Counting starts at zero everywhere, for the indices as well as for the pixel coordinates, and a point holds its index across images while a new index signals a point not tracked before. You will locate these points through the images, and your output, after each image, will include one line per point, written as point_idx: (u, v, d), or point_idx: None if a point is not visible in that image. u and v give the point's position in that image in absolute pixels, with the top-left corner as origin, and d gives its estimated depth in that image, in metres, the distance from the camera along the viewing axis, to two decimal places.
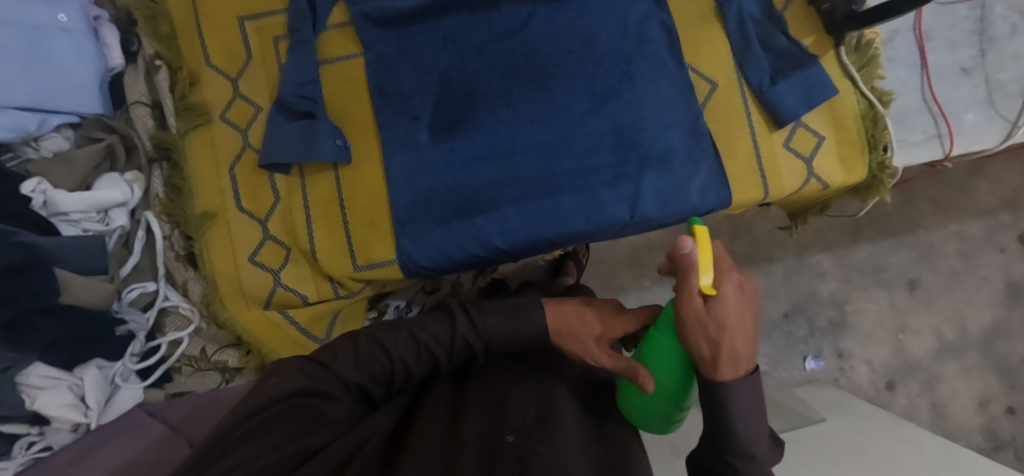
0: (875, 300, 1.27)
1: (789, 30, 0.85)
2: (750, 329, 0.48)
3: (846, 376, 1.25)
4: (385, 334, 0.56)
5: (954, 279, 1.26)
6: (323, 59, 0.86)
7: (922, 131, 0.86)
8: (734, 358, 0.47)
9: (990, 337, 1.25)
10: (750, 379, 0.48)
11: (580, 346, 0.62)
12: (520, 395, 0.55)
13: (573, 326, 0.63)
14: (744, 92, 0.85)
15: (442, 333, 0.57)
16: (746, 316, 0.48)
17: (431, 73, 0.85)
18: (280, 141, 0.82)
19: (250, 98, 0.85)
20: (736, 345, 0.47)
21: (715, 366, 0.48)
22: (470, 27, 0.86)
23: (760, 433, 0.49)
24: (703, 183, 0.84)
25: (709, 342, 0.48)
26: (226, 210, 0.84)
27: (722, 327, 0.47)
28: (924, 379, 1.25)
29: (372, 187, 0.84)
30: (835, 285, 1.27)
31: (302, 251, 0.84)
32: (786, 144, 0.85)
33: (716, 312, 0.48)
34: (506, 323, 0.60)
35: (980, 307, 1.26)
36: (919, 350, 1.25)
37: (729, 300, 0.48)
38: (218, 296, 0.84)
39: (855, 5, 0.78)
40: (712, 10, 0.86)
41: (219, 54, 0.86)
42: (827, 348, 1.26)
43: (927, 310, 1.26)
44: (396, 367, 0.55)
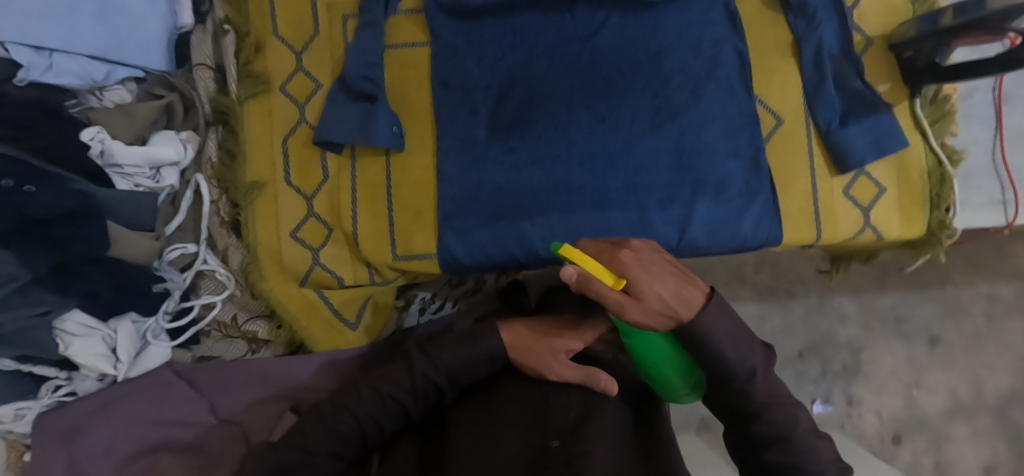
0: (893, 351, 1.25)
1: (866, 74, 0.83)
2: (671, 277, 0.57)
3: (852, 424, 1.23)
4: (347, 395, 0.61)
5: (977, 340, 1.23)
6: (389, 43, 0.85)
7: (987, 194, 0.84)
8: (686, 302, 0.57)
9: (1005, 403, 1.21)
10: (716, 304, 0.58)
11: (538, 359, 0.65)
12: (554, 398, 0.64)
13: (527, 341, 0.67)
14: (811, 130, 0.83)
15: (404, 377, 0.62)
16: (663, 265, 0.56)
17: (496, 68, 0.84)
18: (339, 121, 0.82)
19: (312, 73, 0.85)
20: (675, 291, 0.56)
21: (685, 317, 0.57)
22: (542, 29, 0.84)
23: (750, 353, 0.61)
24: (756, 218, 0.82)
25: (660, 311, 0.56)
26: (275, 182, 0.83)
27: (659, 296, 0.55)
28: (932, 438, 1.22)
29: (421, 177, 0.84)
30: (854, 331, 1.25)
31: (344, 233, 0.84)
32: (845, 190, 0.83)
33: (644, 292, 0.54)
34: (461, 355, 0.63)
35: (999, 372, 1.22)
36: (930, 407, 1.23)
37: (643, 274, 0.54)
38: (257, 267, 0.82)
39: (940, 57, 0.76)
40: (790, 43, 0.83)
41: (286, 23, 0.85)
42: (837, 392, 1.24)
43: (944, 369, 1.23)
44: (366, 425, 0.60)
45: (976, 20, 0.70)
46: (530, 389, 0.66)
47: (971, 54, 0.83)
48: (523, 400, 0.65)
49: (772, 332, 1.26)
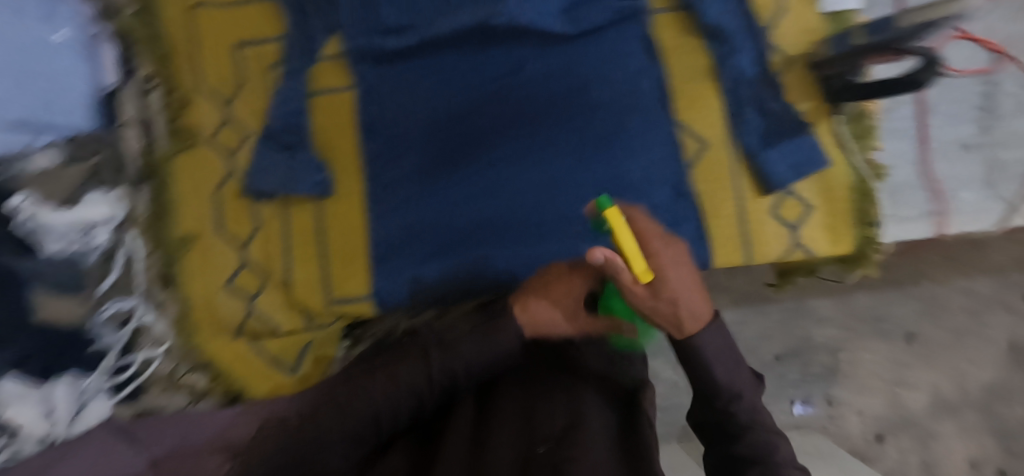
0: (873, 350, 1.24)
1: (786, 94, 0.82)
2: (693, 290, 0.55)
3: (836, 425, 1.22)
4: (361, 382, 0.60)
5: (958, 336, 1.22)
6: (311, 90, 0.85)
7: (915, 207, 0.84)
8: (692, 312, 0.57)
9: (989, 398, 1.20)
10: (715, 328, 0.60)
11: (564, 330, 0.63)
12: (542, 405, 0.59)
13: (553, 321, 0.63)
14: (735, 152, 0.83)
15: (411, 375, 0.60)
16: (690, 276, 0.55)
17: (422, 110, 0.84)
18: (270, 170, 0.84)
19: (240, 124, 0.86)
20: (689, 304, 0.56)
21: (684, 329, 0.58)
22: (468, 66, 0.84)
23: (738, 376, 0.62)
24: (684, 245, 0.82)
25: (664, 313, 0.57)
26: (205, 234, 0.83)
27: (671, 300, 0.55)
28: (918, 435, 1.20)
29: (350, 220, 0.84)
30: (831, 332, 1.24)
31: (278, 281, 0.84)
32: (772, 210, 0.83)
33: (663, 293, 0.54)
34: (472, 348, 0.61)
35: (982, 365, 1.20)
36: (913, 405, 1.21)
37: (669, 277, 0.53)
38: (190, 321, 0.83)
39: (854, 75, 0.78)
40: (708, 69, 0.84)
41: (211, 77, 0.86)
42: (816, 394, 1.23)
43: (926, 365, 1.22)
44: (378, 416, 0.58)
45: (880, 40, 0.71)
46: (533, 393, 0.62)
47: (893, 69, 0.82)
48: (520, 407, 0.60)
49: (749, 338, 1.25)
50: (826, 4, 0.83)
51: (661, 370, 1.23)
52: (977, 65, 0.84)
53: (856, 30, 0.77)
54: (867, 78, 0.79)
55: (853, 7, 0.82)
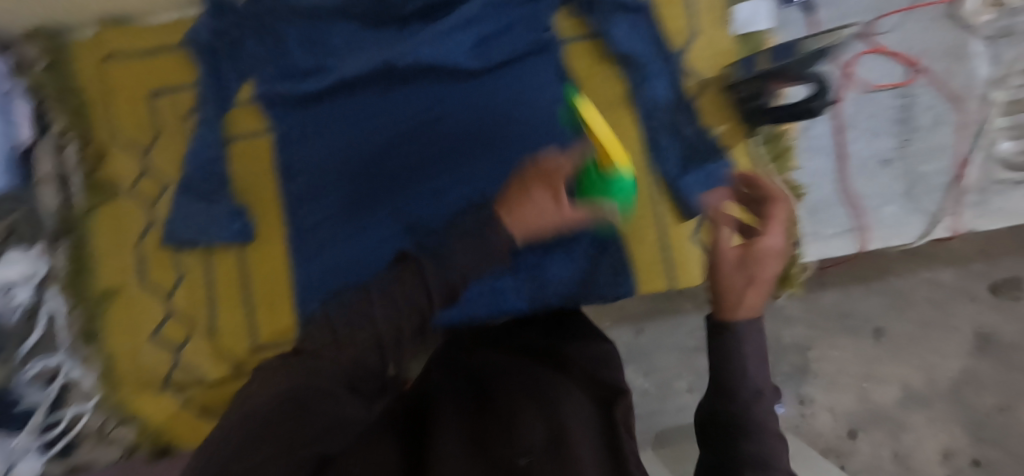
0: (841, 347, 1.16)
1: (703, 118, 0.83)
2: (759, 283, 0.55)
3: (807, 423, 1.15)
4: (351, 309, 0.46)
5: (924, 329, 1.14)
6: (230, 135, 0.85)
7: (838, 224, 0.84)
8: (751, 288, 0.54)
9: (957, 386, 1.13)
10: (758, 333, 0.53)
11: (547, 220, 0.50)
12: (521, 418, 0.54)
13: (542, 209, 0.49)
14: (655, 181, 0.83)
15: (373, 319, 0.45)
16: (770, 274, 0.56)
17: (336, 152, 0.83)
18: (189, 220, 0.83)
19: (160, 173, 0.85)
20: (767, 270, 0.56)
21: (736, 313, 0.54)
22: (381, 106, 0.83)
23: (762, 373, 0.53)
24: (608, 271, 0.84)
25: (729, 293, 0.55)
26: (128, 287, 0.83)
27: (768, 269, 0.56)
28: (889, 429, 1.14)
29: (274, 265, 0.84)
30: (800, 332, 1.16)
31: (203, 329, 0.83)
32: (694, 235, 0.84)
33: (760, 249, 0.57)
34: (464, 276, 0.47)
35: (947, 355, 1.14)
36: (884, 399, 1.14)
37: (769, 245, 0.57)
38: (116, 376, 0.82)
39: (766, 99, 0.79)
40: (624, 96, 0.84)
41: (127, 126, 0.85)
42: (788, 392, 1.16)
43: (894, 358, 1.15)
44: (368, 357, 0.45)
45: (782, 65, 0.76)
46: (525, 384, 0.60)
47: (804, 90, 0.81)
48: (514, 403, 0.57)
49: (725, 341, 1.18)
50: (737, 26, 0.83)
51: (632, 378, 1.15)
52: (894, 79, 0.84)
53: (761, 55, 0.80)
54: (780, 100, 0.79)
55: (764, 27, 0.83)
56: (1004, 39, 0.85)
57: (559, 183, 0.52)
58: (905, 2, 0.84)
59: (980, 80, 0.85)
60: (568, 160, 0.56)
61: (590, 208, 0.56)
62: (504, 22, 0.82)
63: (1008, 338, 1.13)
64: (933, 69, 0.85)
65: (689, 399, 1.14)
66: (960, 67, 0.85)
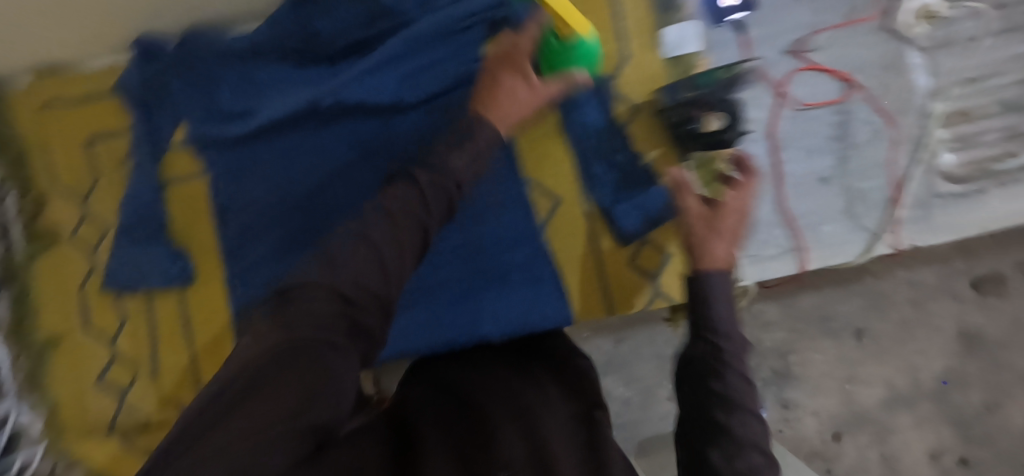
0: (822, 350, 1.04)
1: (635, 144, 0.82)
2: (726, 239, 0.64)
3: (793, 428, 1.04)
4: (347, 239, 0.50)
5: (904, 328, 1.04)
6: (166, 178, 0.86)
7: (778, 244, 0.83)
8: (718, 252, 0.64)
9: (942, 386, 1.04)
10: (728, 282, 0.62)
11: (519, 107, 0.73)
12: (503, 434, 0.51)
13: (512, 92, 0.72)
14: (589, 208, 0.83)
15: (363, 252, 0.49)
16: (733, 223, 0.65)
17: (270, 191, 0.83)
18: (125, 265, 0.83)
19: (99, 218, 0.86)
20: (732, 223, 0.66)
21: (701, 266, 0.63)
22: (316, 145, 0.84)
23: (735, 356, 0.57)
24: (543, 299, 0.80)
25: (700, 244, 0.64)
26: (72, 333, 0.84)
27: (733, 226, 0.65)
28: (874, 431, 1.04)
29: (214, 306, 0.85)
30: (780, 335, 1.04)
31: (147, 371, 0.84)
32: (631, 261, 0.83)
33: (726, 205, 0.67)
34: (431, 208, 0.58)
35: (933, 355, 1.04)
36: (869, 401, 1.04)
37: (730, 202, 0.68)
38: (58, 422, 0.83)
39: (694, 122, 0.78)
40: (556, 124, 0.83)
41: (66, 173, 0.86)
42: (771, 398, 1.04)
43: (877, 360, 1.04)
44: (364, 298, 0.47)
45: (699, 94, 0.77)
46: (507, 388, 0.61)
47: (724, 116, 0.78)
48: (497, 401, 0.58)
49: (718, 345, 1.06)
50: (667, 48, 0.82)
51: (612, 389, 1.00)
52: (829, 96, 0.83)
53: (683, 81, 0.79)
54: (706, 128, 0.77)
55: (695, 50, 0.81)
56: (942, 49, 0.83)
57: (524, 68, 0.73)
58: (837, 18, 0.83)
59: (920, 92, 0.83)
60: (525, 38, 0.74)
61: (561, 79, 0.75)
62: (432, 56, 0.82)
63: (994, 336, 1.03)
64: (869, 85, 0.83)
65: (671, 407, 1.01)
66: (898, 81, 0.83)
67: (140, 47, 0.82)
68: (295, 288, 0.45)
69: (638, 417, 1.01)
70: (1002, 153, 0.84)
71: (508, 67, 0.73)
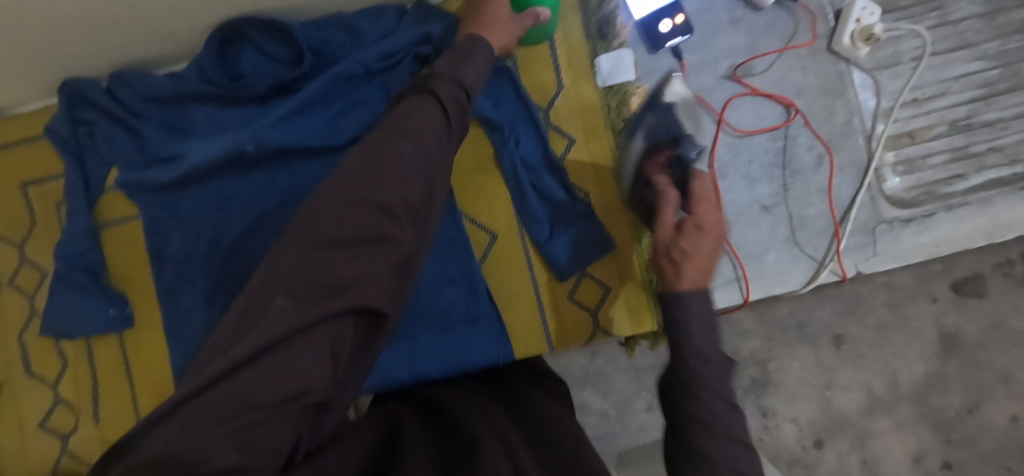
0: (799, 356, 0.96)
1: (571, 178, 0.81)
2: (704, 255, 0.56)
3: (772, 437, 0.95)
4: (367, 182, 0.53)
5: (882, 332, 0.95)
6: (102, 222, 0.85)
7: (720, 275, 0.82)
8: (696, 267, 0.55)
9: (923, 391, 0.94)
10: (704, 307, 0.54)
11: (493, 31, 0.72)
12: (488, 446, 0.48)
13: (489, 21, 0.72)
14: (526, 243, 0.82)
15: (375, 200, 0.52)
16: (712, 238, 0.57)
17: (200, 234, 0.83)
18: (59, 315, 0.81)
19: (37, 264, 0.85)
20: (707, 241, 0.56)
21: (679, 286, 0.54)
22: (250, 189, 0.83)
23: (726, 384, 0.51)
24: (480, 339, 0.79)
25: (671, 263, 0.56)
26: (14, 379, 0.84)
27: (709, 243, 0.56)
28: (854, 437, 0.95)
29: (156, 348, 0.85)
30: (757, 344, 0.96)
31: (89, 418, 0.84)
32: (570, 295, 0.81)
33: (699, 217, 0.58)
34: (441, 152, 0.60)
35: (913, 360, 0.95)
36: (847, 408, 0.95)
37: (709, 214, 0.59)
38: (4, 468, 0.83)
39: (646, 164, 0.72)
40: (492, 156, 0.82)
41: (2, 220, 0.86)
42: (750, 407, 0.96)
43: (856, 366, 0.95)
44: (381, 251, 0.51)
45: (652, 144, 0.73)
46: (486, 404, 0.62)
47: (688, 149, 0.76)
48: (473, 407, 0.60)
49: None
50: (602, 78, 0.81)
51: (589, 402, 0.95)
52: (770, 122, 0.82)
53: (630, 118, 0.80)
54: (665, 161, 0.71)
55: (628, 79, 0.80)
56: (888, 69, 0.83)
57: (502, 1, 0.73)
58: (776, 42, 0.82)
59: (864, 113, 0.83)
60: None
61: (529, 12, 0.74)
62: (359, 97, 0.82)
63: (974, 338, 0.94)
64: (810, 109, 0.82)
65: (649, 419, 0.94)
66: (841, 104, 0.82)
67: (66, 92, 0.81)
68: (313, 237, 0.50)
69: (614, 429, 0.95)
70: (951, 176, 0.83)
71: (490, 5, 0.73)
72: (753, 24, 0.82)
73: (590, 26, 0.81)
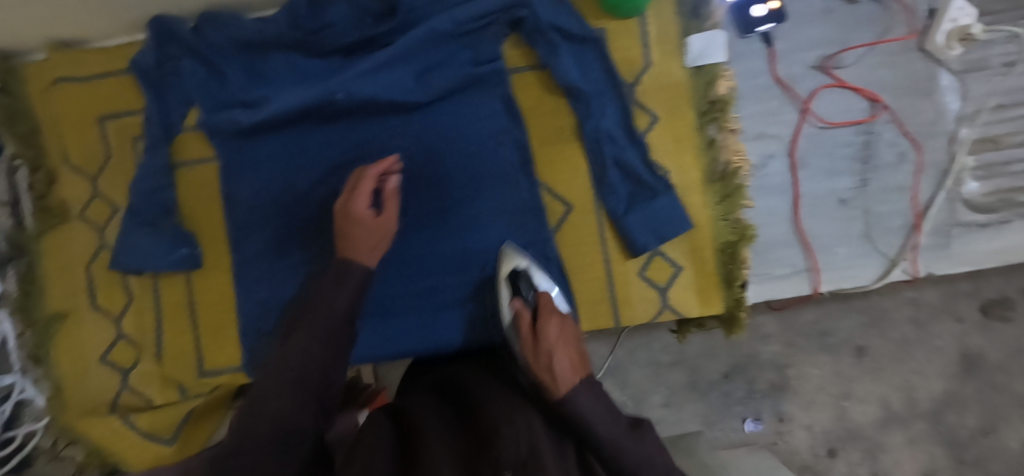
0: (820, 364, 0.96)
1: (653, 154, 0.80)
2: (568, 357, 0.61)
3: (784, 442, 0.97)
4: (261, 397, 0.54)
5: (905, 348, 0.95)
6: (178, 161, 0.85)
7: (790, 264, 0.82)
8: (559, 366, 0.60)
9: (938, 409, 0.95)
10: (593, 392, 0.59)
11: (367, 233, 0.72)
12: (504, 426, 0.48)
13: (353, 231, 0.71)
14: (601, 215, 0.81)
15: (269, 406, 0.53)
16: (570, 342, 0.64)
17: (272, 184, 0.83)
18: (131, 249, 0.82)
19: (109, 198, 0.85)
20: (560, 353, 0.61)
21: (559, 385, 0.58)
22: (324, 141, 0.83)
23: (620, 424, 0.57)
24: (416, 324, 0.83)
25: (545, 371, 0.60)
26: (77, 310, 0.84)
27: (559, 351, 0.62)
28: (865, 448, 0.96)
29: (220, 292, 0.85)
30: (778, 348, 0.96)
31: (151, 354, 0.84)
32: (641, 272, 0.81)
33: (547, 329, 0.65)
34: (333, 355, 0.59)
35: (932, 378, 0.95)
36: (862, 419, 0.96)
37: (553, 328, 0.65)
38: (63, 400, 0.84)
39: (528, 295, 0.73)
40: (573, 127, 0.82)
41: (77, 151, 0.85)
42: (766, 410, 0.96)
43: (875, 378, 0.96)
44: (284, 423, 0.52)
45: (534, 297, 0.73)
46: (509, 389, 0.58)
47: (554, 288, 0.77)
48: (491, 389, 0.57)
49: (695, 355, 0.97)
50: (692, 57, 0.80)
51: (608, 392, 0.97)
52: (854, 115, 0.82)
53: (725, 104, 0.80)
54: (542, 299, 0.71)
55: (718, 60, 0.80)
56: (976, 72, 0.82)
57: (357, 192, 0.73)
58: (869, 36, 0.82)
59: (949, 114, 0.82)
60: (368, 179, 0.74)
61: (393, 213, 0.75)
62: (443, 56, 0.80)
63: (995, 360, 0.94)
64: (897, 106, 0.82)
65: (663, 414, 0.97)
66: (926, 103, 0.82)
67: (156, 28, 0.80)
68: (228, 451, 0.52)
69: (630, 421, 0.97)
70: None
71: (351, 223, 0.72)
72: (846, 15, 0.82)
73: (683, 6, 0.80)
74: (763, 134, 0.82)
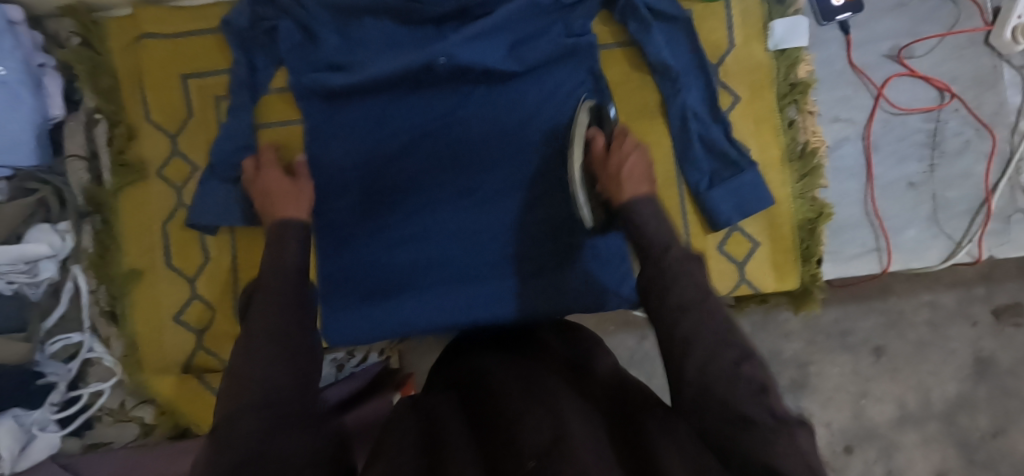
0: (840, 363, 0.97)
1: (737, 132, 0.83)
2: (640, 175, 0.70)
3: None
4: (231, 365, 0.48)
5: (920, 349, 0.97)
6: (261, 121, 0.86)
7: (862, 243, 0.85)
8: (628, 177, 0.69)
9: (951, 410, 0.97)
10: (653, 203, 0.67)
11: (292, 194, 0.74)
12: (529, 419, 0.42)
13: (267, 205, 0.74)
14: (684, 189, 0.84)
15: (253, 369, 0.47)
16: (641, 163, 0.72)
17: (359, 148, 0.84)
18: (207, 206, 0.80)
19: (189, 157, 0.85)
20: (628, 167, 0.70)
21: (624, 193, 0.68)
22: (410, 107, 0.84)
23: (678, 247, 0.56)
24: (495, 292, 0.84)
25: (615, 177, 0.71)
26: (153, 267, 0.83)
27: (628, 165, 0.71)
28: (881, 447, 0.97)
29: None
30: (799, 346, 0.97)
31: (227, 314, 0.83)
32: (720, 246, 0.84)
33: (618, 152, 0.72)
34: (303, 315, 0.55)
35: (945, 380, 0.97)
36: (878, 417, 0.97)
37: (627, 148, 0.73)
38: (136, 358, 0.83)
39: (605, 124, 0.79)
40: (658, 103, 0.84)
41: (159, 108, 0.85)
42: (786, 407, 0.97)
43: (892, 378, 0.97)
44: (276, 388, 0.47)
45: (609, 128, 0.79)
46: (531, 374, 0.51)
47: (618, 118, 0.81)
48: (514, 384, 0.49)
49: None
50: (775, 40, 0.83)
51: None
52: (925, 102, 0.85)
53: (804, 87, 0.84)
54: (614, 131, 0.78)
55: (800, 45, 0.83)
56: None
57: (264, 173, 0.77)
58: (939, 28, 0.86)
59: (1010, 107, 0.86)
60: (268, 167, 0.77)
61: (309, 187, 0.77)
62: (536, 28, 0.82)
63: (1007, 364, 0.96)
64: (965, 95, 0.86)
65: None
66: (990, 95, 0.86)
67: None
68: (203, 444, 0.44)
69: None
70: None
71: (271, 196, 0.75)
72: (918, 9, 0.86)
73: None
74: (840, 118, 0.86)
